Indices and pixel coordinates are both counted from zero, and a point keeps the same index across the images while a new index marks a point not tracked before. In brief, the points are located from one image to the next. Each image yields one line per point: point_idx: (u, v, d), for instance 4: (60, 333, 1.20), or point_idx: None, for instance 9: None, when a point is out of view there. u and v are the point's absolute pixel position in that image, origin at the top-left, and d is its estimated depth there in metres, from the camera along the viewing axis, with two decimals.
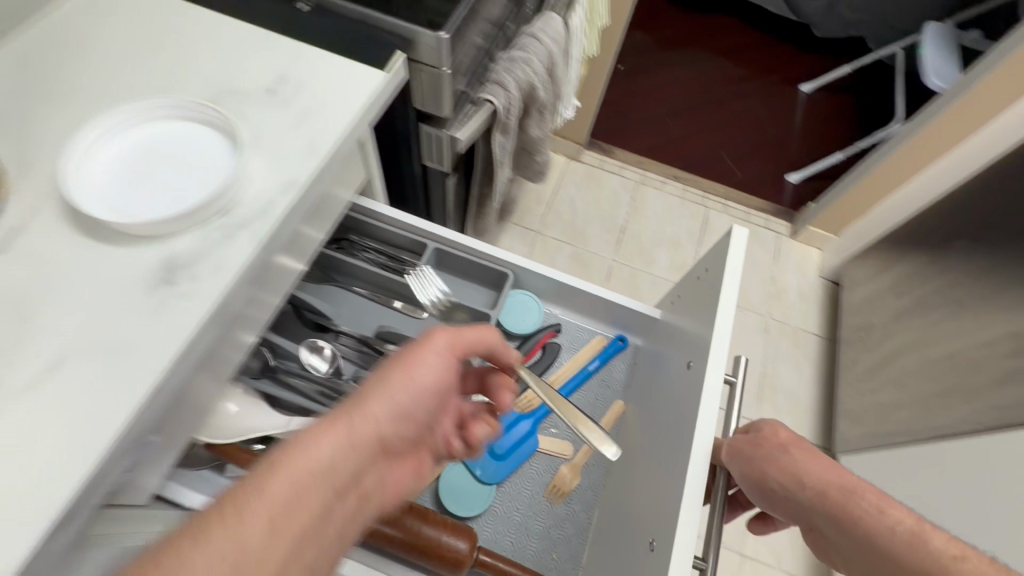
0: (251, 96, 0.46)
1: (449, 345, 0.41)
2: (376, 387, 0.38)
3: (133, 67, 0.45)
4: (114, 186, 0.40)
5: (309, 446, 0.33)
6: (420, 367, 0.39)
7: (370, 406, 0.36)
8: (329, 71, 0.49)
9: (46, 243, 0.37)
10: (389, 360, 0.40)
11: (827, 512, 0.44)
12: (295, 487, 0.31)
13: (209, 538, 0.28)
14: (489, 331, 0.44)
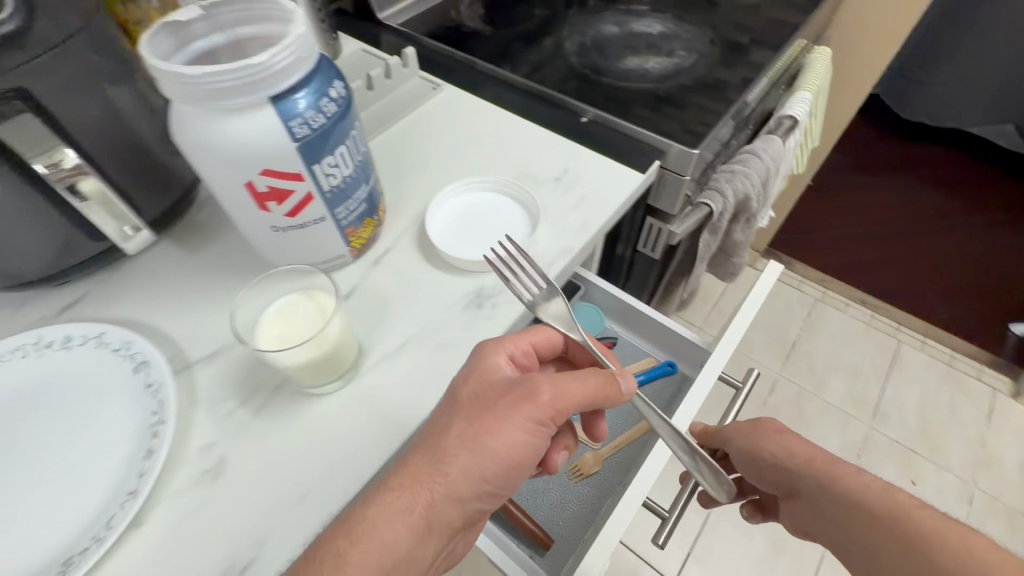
0: (542, 180, 0.61)
1: (519, 401, 0.41)
2: (447, 444, 0.40)
3: (467, 150, 0.64)
4: (448, 230, 0.55)
5: (383, 503, 0.37)
6: (487, 429, 0.40)
7: (439, 468, 0.39)
8: (600, 170, 0.62)
9: (403, 262, 0.54)
10: (457, 409, 0.41)
11: (806, 481, 0.52)
12: (371, 543, 0.36)
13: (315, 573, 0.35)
14: (557, 382, 0.43)
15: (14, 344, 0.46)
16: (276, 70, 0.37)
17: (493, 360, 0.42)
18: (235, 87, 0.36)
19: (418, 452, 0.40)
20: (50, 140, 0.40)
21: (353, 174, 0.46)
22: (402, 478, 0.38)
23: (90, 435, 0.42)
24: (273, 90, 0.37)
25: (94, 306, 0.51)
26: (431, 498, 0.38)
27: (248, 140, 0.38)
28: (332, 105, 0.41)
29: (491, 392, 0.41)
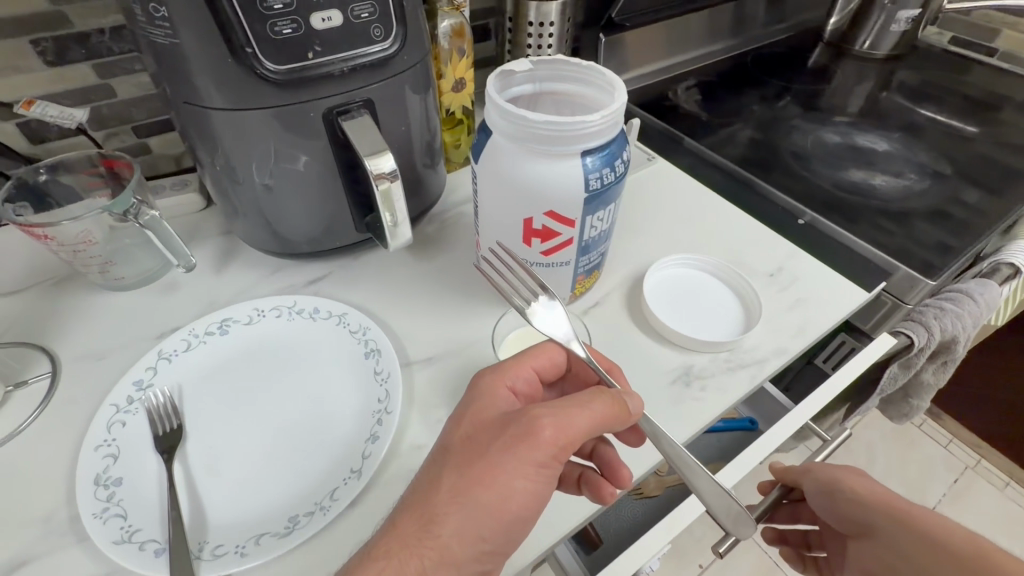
0: (757, 272, 0.60)
1: (519, 439, 0.37)
2: (437, 499, 0.36)
3: (679, 225, 0.64)
4: (661, 299, 0.56)
5: (368, 571, 0.33)
6: (470, 477, 0.36)
7: (432, 522, 0.35)
8: (820, 275, 0.60)
9: (610, 319, 0.54)
10: (454, 452, 0.38)
11: (852, 507, 0.47)
12: None
13: None
14: (557, 412, 0.38)
15: (273, 303, 0.52)
16: (599, 130, 0.40)
17: (493, 402, 0.40)
18: (563, 137, 0.39)
19: (410, 499, 0.36)
20: (378, 143, 0.44)
21: (608, 231, 0.48)
22: (395, 529, 0.35)
23: (318, 403, 0.46)
24: (587, 146, 0.41)
25: (333, 287, 0.56)
26: (420, 565, 0.33)
27: (550, 183, 0.42)
28: (621, 168, 0.44)
29: (493, 434, 0.38)
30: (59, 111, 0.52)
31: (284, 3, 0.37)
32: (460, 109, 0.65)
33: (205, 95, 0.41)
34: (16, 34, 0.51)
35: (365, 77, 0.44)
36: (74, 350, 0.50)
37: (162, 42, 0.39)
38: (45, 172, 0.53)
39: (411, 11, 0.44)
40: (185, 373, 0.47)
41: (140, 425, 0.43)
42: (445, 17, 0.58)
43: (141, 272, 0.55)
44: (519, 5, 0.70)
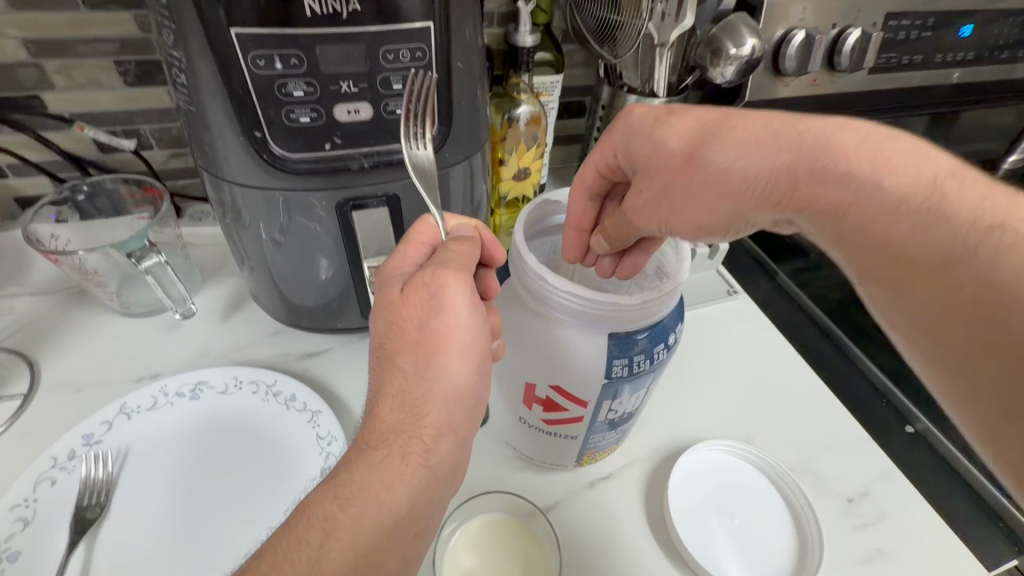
0: (830, 491, 0.45)
1: (435, 296, 0.30)
2: (394, 397, 0.29)
3: (742, 393, 0.52)
4: (688, 496, 0.44)
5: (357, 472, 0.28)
6: (413, 354, 0.29)
7: (409, 407, 0.29)
8: (920, 523, 0.44)
9: (616, 505, 0.44)
10: (383, 353, 0.30)
11: (755, 124, 0.32)
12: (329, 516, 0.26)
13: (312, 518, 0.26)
14: (445, 258, 0.31)
15: (253, 376, 0.48)
16: (639, 313, 0.32)
17: (392, 280, 0.32)
18: (587, 312, 0.32)
19: (375, 401, 0.29)
20: None
21: (631, 414, 0.38)
22: (371, 431, 0.29)
23: (253, 516, 0.41)
24: (618, 328, 0.32)
25: (325, 369, 0.51)
26: (418, 450, 0.28)
27: (562, 355, 0.34)
28: (663, 355, 0.34)
29: (407, 310, 0.30)
30: (107, 134, 0.55)
31: (306, 91, 0.33)
32: (521, 197, 0.58)
33: (216, 161, 0.37)
34: (104, 52, 0.52)
35: (392, 172, 0.38)
36: (58, 373, 0.48)
37: (181, 104, 0.36)
38: (87, 190, 0.54)
39: (464, 110, 0.38)
40: (139, 435, 0.44)
41: (69, 489, 0.40)
42: (523, 103, 0.53)
43: (147, 305, 0.53)
44: (617, 97, 0.62)
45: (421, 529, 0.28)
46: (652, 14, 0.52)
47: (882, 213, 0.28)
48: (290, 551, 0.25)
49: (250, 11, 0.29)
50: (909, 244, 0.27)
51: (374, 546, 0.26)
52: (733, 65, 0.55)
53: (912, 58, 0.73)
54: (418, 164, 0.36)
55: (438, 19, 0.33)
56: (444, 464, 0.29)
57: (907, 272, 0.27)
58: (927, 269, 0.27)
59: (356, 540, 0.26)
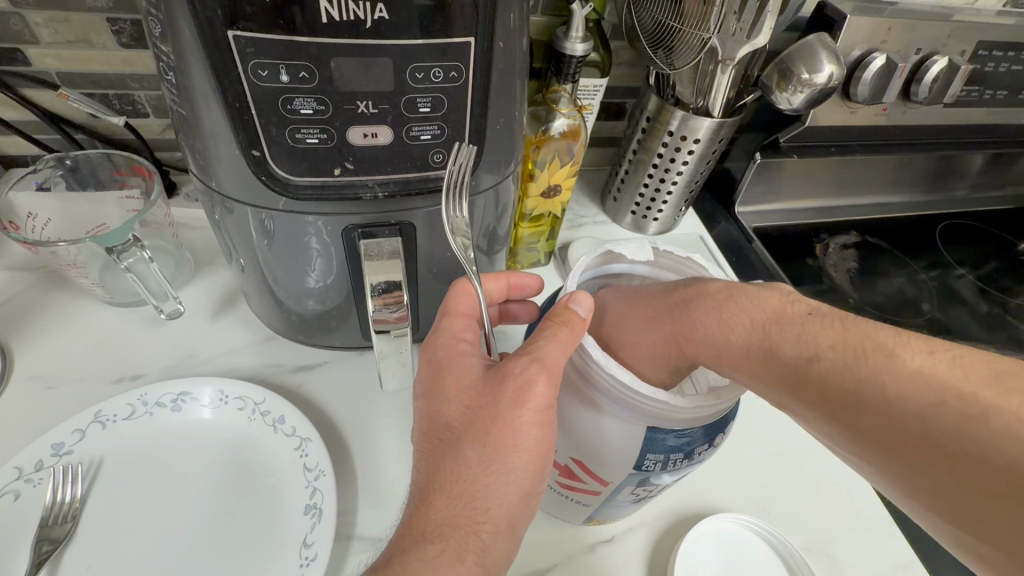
0: None
1: (516, 391, 0.27)
2: (464, 478, 0.26)
3: (761, 456, 0.48)
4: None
5: (414, 561, 0.24)
6: (494, 440, 0.27)
7: (470, 504, 0.26)
8: None
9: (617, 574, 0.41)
10: (447, 438, 0.28)
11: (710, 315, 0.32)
12: None
13: None
14: (532, 353, 0.28)
15: (240, 391, 0.44)
16: (690, 414, 0.29)
17: (462, 358, 0.30)
18: (632, 403, 0.29)
19: (429, 485, 0.27)
20: (397, 283, 0.34)
21: (652, 493, 0.36)
22: (425, 519, 0.26)
23: (230, 553, 0.38)
24: (664, 424, 0.29)
25: (319, 386, 0.47)
26: (481, 545, 0.26)
27: (596, 437, 0.30)
28: (705, 452, 0.32)
29: (482, 401, 0.28)
30: (90, 99, 0.50)
31: (316, 109, 0.28)
32: (547, 214, 0.53)
33: (208, 168, 0.32)
34: (95, 8, 0.46)
35: (410, 200, 0.33)
36: (31, 365, 0.45)
37: (170, 101, 0.30)
38: (64, 166, 0.49)
39: (499, 135, 0.32)
40: (116, 447, 0.41)
41: (36, 505, 0.37)
42: (562, 115, 0.47)
43: (128, 295, 0.49)
44: (664, 109, 0.55)
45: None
46: (721, 26, 0.46)
47: (868, 378, 0.27)
48: None
49: (257, 11, 0.24)
50: (896, 413, 0.26)
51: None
52: (803, 92, 0.49)
53: (993, 93, 0.66)
54: (456, 228, 0.34)
55: (482, 35, 0.27)
56: (496, 565, 0.26)
57: (918, 452, 0.25)
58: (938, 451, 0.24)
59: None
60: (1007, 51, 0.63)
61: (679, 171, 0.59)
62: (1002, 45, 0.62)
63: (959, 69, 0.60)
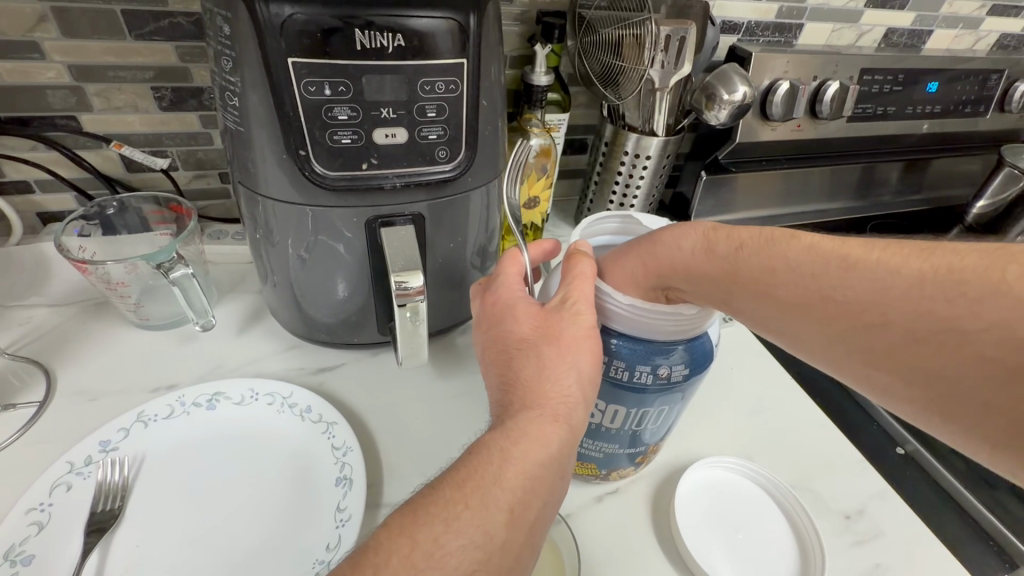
0: (829, 509, 0.47)
1: (576, 306, 0.35)
2: (548, 366, 0.33)
3: (740, 412, 0.54)
4: (705, 511, 0.46)
5: (520, 421, 0.31)
6: (564, 336, 0.34)
7: (555, 382, 0.32)
8: (916, 539, 0.45)
9: (624, 519, 0.45)
10: (523, 346, 0.35)
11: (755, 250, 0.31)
12: (500, 449, 0.30)
13: (488, 456, 0.30)
14: (572, 283, 0.35)
15: (269, 388, 0.48)
16: (660, 330, 0.35)
17: (521, 298, 0.37)
18: (603, 308, 0.36)
19: (515, 377, 0.34)
20: (412, 261, 0.41)
21: (616, 431, 0.40)
22: (523, 394, 0.32)
23: (267, 525, 0.41)
24: (626, 331, 0.36)
25: (340, 383, 0.52)
26: (568, 412, 0.32)
27: None
28: (646, 378, 0.36)
29: (546, 316, 0.35)
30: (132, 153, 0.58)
31: (351, 115, 0.36)
32: (530, 224, 0.62)
33: (257, 178, 0.40)
34: (142, 79, 0.55)
35: (418, 193, 0.41)
36: (74, 381, 0.49)
37: (229, 124, 0.39)
38: (116, 205, 0.56)
39: (487, 136, 0.42)
40: (157, 443, 0.44)
41: (86, 493, 0.41)
42: (534, 136, 0.57)
43: (161, 318, 0.54)
44: (619, 134, 0.66)
45: (562, 481, 0.32)
46: (654, 61, 0.58)
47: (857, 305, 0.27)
48: (474, 473, 0.29)
49: (311, 42, 0.33)
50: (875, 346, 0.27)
51: (535, 487, 0.30)
52: (726, 109, 0.61)
53: (886, 109, 0.81)
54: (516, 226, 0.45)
55: (471, 56, 0.37)
56: (581, 428, 0.33)
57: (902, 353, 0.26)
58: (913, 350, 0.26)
59: (525, 470, 0.29)
60: (885, 75, 0.77)
61: (638, 185, 0.70)
62: (881, 71, 0.77)
63: (850, 89, 0.74)
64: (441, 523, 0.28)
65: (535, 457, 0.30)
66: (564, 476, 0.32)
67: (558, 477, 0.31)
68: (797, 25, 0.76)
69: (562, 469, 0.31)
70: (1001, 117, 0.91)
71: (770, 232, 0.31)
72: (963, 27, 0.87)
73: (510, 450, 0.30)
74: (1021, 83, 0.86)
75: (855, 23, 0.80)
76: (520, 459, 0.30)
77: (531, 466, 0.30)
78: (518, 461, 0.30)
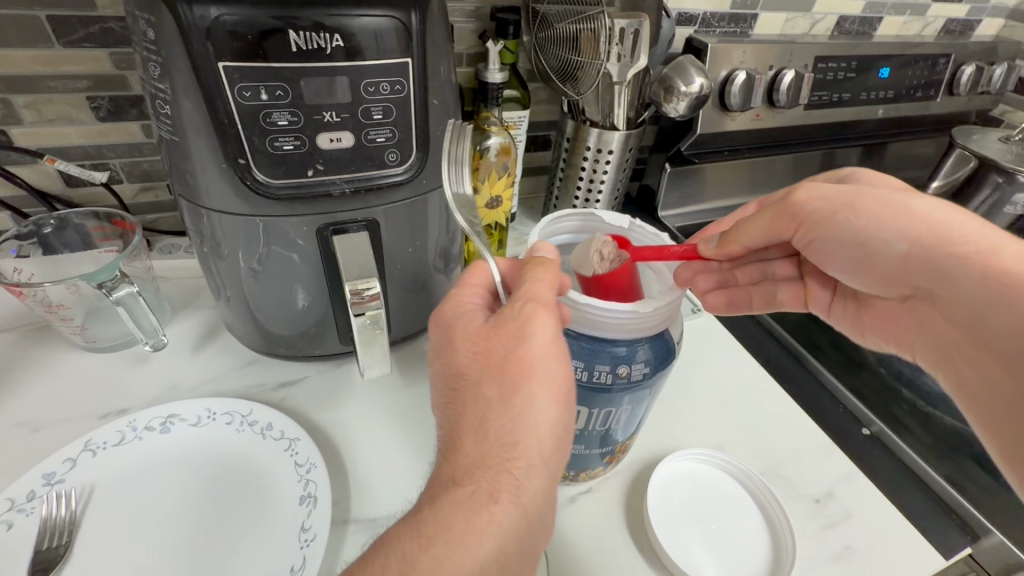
0: (798, 494, 0.47)
1: (521, 340, 0.31)
2: (488, 422, 0.30)
3: (710, 403, 0.54)
4: (680, 504, 0.46)
5: (448, 505, 0.28)
6: (506, 371, 0.31)
7: (500, 442, 0.29)
8: (883, 518, 0.46)
9: (598, 518, 0.44)
10: (463, 384, 0.32)
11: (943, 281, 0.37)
12: (419, 547, 0.26)
13: (406, 555, 0.26)
14: (526, 293, 0.33)
15: (227, 407, 0.46)
16: (615, 327, 0.35)
17: (469, 314, 0.34)
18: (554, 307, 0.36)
19: (455, 432, 0.30)
20: (368, 270, 0.40)
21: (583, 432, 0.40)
22: (459, 465, 0.29)
23: (226, 551, 0.39)
24: (581, 329, 0.36)
25: (303, 397, 0.50)
26: (513, 487, 0.28)
27: None
28: (606, 377, 0.36)
29: (492, 346, 0.32)
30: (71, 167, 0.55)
31: (291, 120, 0.35)
32: (494, 225, 0.61)
33: (197, 189, 0.38)
34: (76, 89, 0.52)
35: (370, 198, 0.40)
36: (15, 412, 0.46)
37: (164, 134, 0.37)
38: (54, 223, 0.54)
39: (439, 137, 0.41)
40: (106, 472, 0.42)
41: (28, 531, 0.38)
42: (494, 135, 0.56)
43: (110, 340, 0.52)
44: (580, 130, 0.66)
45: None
46: (610, 55, 0.58)
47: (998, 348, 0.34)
48: None
49: (242, 45, 0.32)
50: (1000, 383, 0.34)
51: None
52: (684, 101, 0.61)
53: (841, 96, 0.82)
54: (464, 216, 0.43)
55: (416, 54, 0.36)
56: (531, 499, 0.29)
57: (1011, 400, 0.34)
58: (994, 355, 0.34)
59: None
60: (839, 62, 0.79)
61: (602, 180, 0.69)
62: (834, 58, 0.78)
63: (805, 77, 0.74)
64: None
65: (462, 555, 0.26)
66: (510, 560, 0.28)
67: (500, 565, 0.28)
68: (751, 16, 0.77)
69: (502, 560, 0.28)
70: (950, 100, 0.94)
71: (966, 269, 0.35)
72: (911, 13, 0.89)
73: (432, 548, 0.26)
74: (968, 67, 0.89)
75: (808, 12, 0.81)
76: (441, 558, 0.26)
77: (459, 567, 0.26)
78: (438, 563, 0.26)
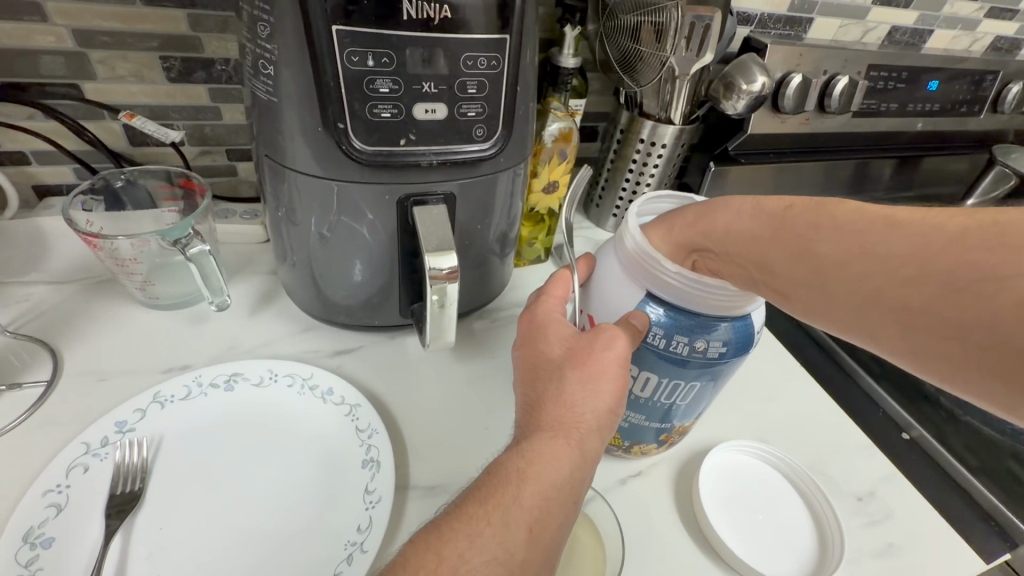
0: (841, 492, 0.48)
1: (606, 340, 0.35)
2: (570, 394, 0.34)
3: (754, 399, 0.55)
4: (728, 493, 0.47)
5: (533, 452, 0.32)
6: (589, 363, 0.35)
7: (579, 410, 0.33)
8: (925, 518, 0.47)
9: (650, 500, 0.45)
10: (549, 368, 0.36)
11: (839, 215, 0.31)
12: (513, 474, 0.31)
13: (499, 491, 0.30)
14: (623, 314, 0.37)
15: (288, 369, 0.47)
16: (719, 302, 0.36)
17: (559, 320, 0.38)
18: (649, 270, 0.36)
19: (540, 399, 0.34)
20: (446, 241, 0.40)
21: (650, 403, 0.41)
22: (547, 420, 0.33)
23: (289, 510, 0.40)
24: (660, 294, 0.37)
25: (357, 367, 0.51)
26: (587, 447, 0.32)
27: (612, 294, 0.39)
28: (684, 349, 0.37)
29: (580, 342, 0.36)
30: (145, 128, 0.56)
31: (392, 88, 0.35)
32: (546, 210, 0.62)
33: (285, 150, 0.38)
34: (150, 47, 0.53)
35: (453, 171, 0.41)
36: (82, 360, 0.47)
37: (260, 94, 0.37)
38: (124, 180, 0.54)
39: (522, 116, 0.41)
40: (173, 425, 0.43)
41: (102, 476, 0.39)
42: (556, 120, 0.56)
43: (173, 298, 0.52)
44: (635, 121, 0.67)
45: (576, 502, 0.32)
46: (676, 48, 0.58)
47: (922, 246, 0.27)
48: (466, 518, 0.29)
49: (356, 9, 0.32)
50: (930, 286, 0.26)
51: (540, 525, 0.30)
52: (744, 98, 0.62)
53: (888, 106, 0.83)
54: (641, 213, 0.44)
55: (515, 31, 0.37)
56: (597, 456, 0.33)
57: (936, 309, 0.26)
58: (943, 328, 0.26)
59: (540, 492, 0.30)
60: (889, 72, 0.79)
61: (651, 173, 0.70)
62: (885, 68, 0.78)
63: (859, 83, 0.75)
64: (466, 545, 0.28)
65: (545, 494, 0.31)
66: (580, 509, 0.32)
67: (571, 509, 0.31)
68: (807, 20, 0.77)
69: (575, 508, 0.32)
70: (993, 118, 0.94)
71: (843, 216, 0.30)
72: (961, 29, 0.89)
73: (522, 485, 0.31)
74: (1013, 85, 0.89)
75: (862, 20, 0.81)
76: (529, 493, 0.30)
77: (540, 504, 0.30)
78: (526, 496, 0.30)
